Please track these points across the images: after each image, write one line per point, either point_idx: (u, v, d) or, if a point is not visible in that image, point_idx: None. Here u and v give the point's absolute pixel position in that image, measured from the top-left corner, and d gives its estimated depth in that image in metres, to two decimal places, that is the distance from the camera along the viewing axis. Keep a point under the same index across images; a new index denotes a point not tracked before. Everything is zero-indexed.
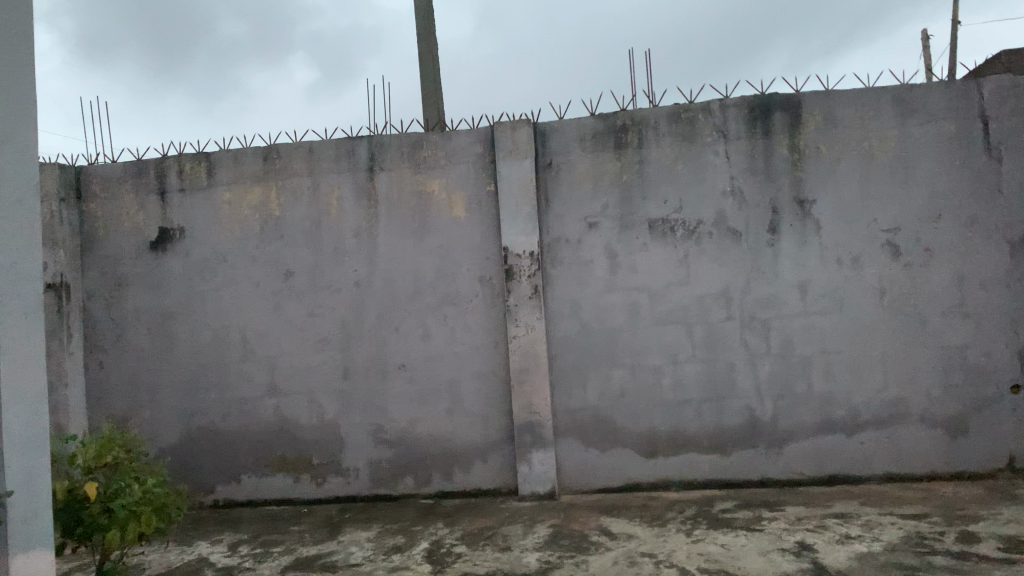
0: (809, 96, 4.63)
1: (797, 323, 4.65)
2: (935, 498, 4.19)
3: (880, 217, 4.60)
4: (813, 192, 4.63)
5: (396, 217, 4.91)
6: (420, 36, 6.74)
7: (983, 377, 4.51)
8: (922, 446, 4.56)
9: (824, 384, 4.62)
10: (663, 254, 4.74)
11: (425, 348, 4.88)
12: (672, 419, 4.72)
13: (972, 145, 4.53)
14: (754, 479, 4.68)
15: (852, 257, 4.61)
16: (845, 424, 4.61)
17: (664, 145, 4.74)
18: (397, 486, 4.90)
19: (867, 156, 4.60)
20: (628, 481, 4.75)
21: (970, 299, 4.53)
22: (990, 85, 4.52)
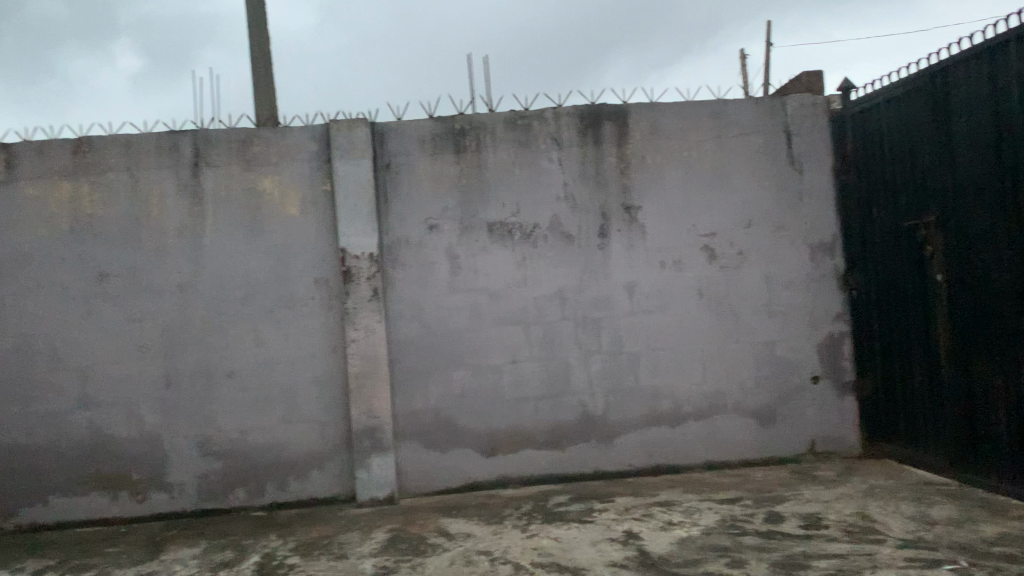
0: (636, 107, 4.88)
1: (627, 322, 4.88)
2: (747, 483, 4.54)
3: (700, 222, 4.92)
4: (641, 198, 4.89)
5: (225, 217, 4.68)
6: (252, 29, 6.47)
7: (789, 370, 4.94)
8: (737, 435, 4.92)
9: (651, 380, 4.89)
10: (501, 256, 4.83)
11: (257, 353, 4.69)
12: (510, 418, 4.82)
13: (778, 158, 4.96)
14: (588, 473, 4.86)
15: (675, 260, 4.91)
16: (670, 416, 4.89)
17: (501, 149, 4.82)
18: (228, 499, 4.68)
19: (688, 165, 4.91)
20: (467, 480, 4.79)
21: (777, 298, 4.95)
22: (792, 103, 4.97)
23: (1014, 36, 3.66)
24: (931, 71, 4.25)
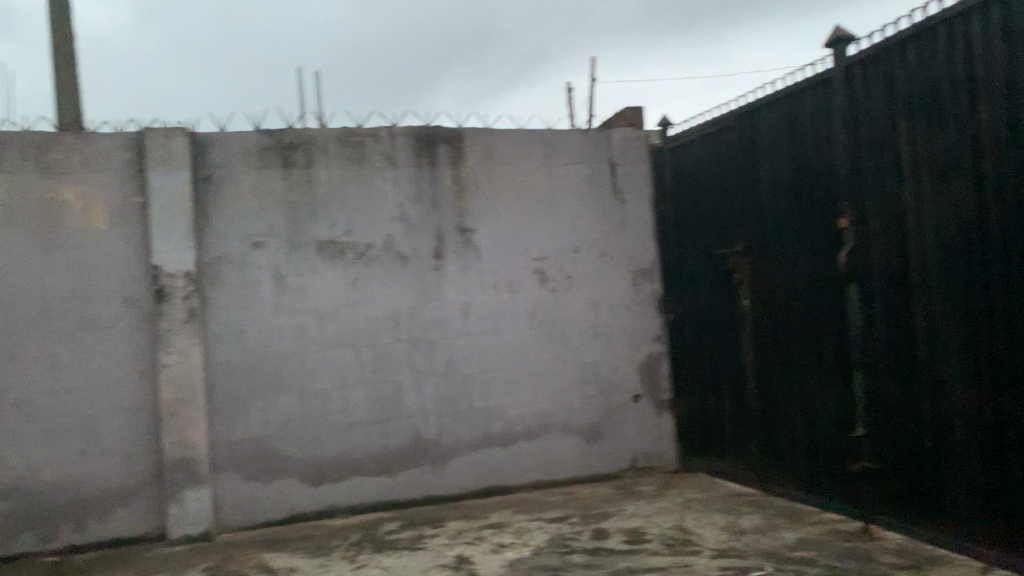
0: (470, 131, 4.93)
1: (459, 344, 4.88)
2: (574, 500, 4.66)
3: (531, 247, 5.03)
4: (474, 221, 4.93)
5: (17, 229, 4.20)
6: (52, 24, 5.90)
7: (613, 389, 5.15)
8: (565, 454, 5.05)
9: (483, 401, 4.91)
10: (331, 276, 4.68)
11: (52, 381, 4.23)
12: (338, 444, 4.65)
13: (603, 187, 5.20)
14: (419, 498, 4.79)
15: (507, 282, 4.98)
16: (501, 438, 4.94)
17: (333, 166, 4.69)
18: (13, 544, 4.16)
19: (520, 190, 5.02)
20: (292, 511, 4.57)
21: (602, 320, 5.15)
22: (616, 136, 5.25)
23: (809, 86, 4.06)
24: (738, 112, 4.62)
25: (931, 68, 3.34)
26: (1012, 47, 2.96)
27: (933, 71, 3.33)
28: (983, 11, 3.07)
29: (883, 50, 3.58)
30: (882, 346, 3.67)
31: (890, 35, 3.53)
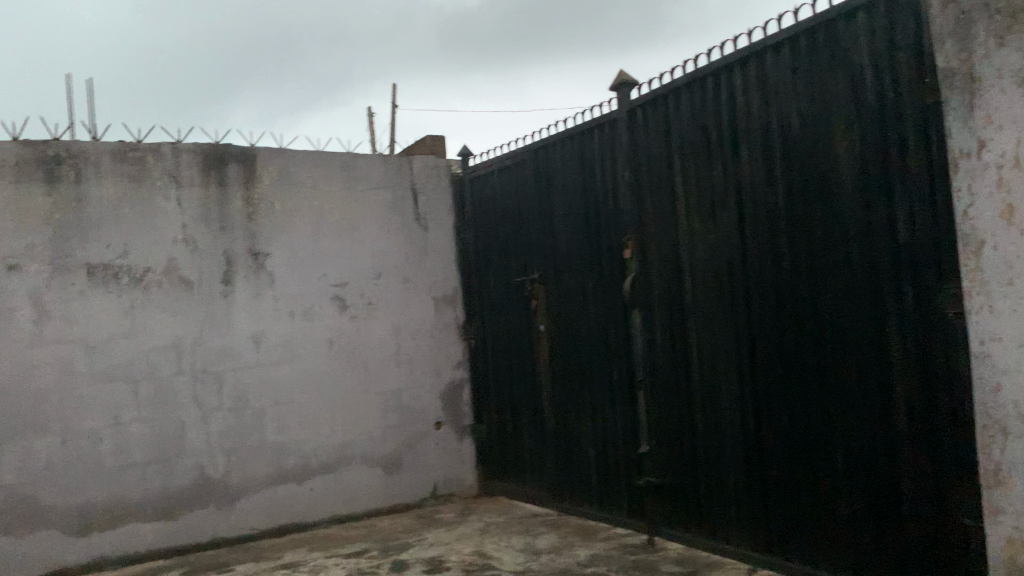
0: (264, 152, 4.73)
1: (251, 375, 4.63)
2: (373, 533, 4.55)
3: (329, 273, 4.90)
4: (268, 246, 4.72)
5: None
6: None
7: (414, 417, 5.11)
8: (365, 486, 4.92)
9: (277, 435, 4.67)
10: (104, 303, 4.26)
11: None
12: (110, 489, 4.21)
13: (404, 213, 5.19)
14: (204, 542, 4.45)
15: (303, 309, 4.80)
16: (296, 472, 4.72)
17: (108, 183, 4.30)
18: None
19: (318, 215, 4.88)
20: (52, 567, 4.05)
21: (403, 348, 5.11)
22: (417, 164, 5.27)
23: (596, 124, 4.32)
24: (533, 146, 4.82)
25: (703, 114, 3.68)
26: (767, 100, 3.35)
27: (703, 117, 3.67)
28: (744, 67, 3.44)
29: (660, 96, 3.90)
30: (664, 367, 3.94)
31: (666, 82, 3.85)
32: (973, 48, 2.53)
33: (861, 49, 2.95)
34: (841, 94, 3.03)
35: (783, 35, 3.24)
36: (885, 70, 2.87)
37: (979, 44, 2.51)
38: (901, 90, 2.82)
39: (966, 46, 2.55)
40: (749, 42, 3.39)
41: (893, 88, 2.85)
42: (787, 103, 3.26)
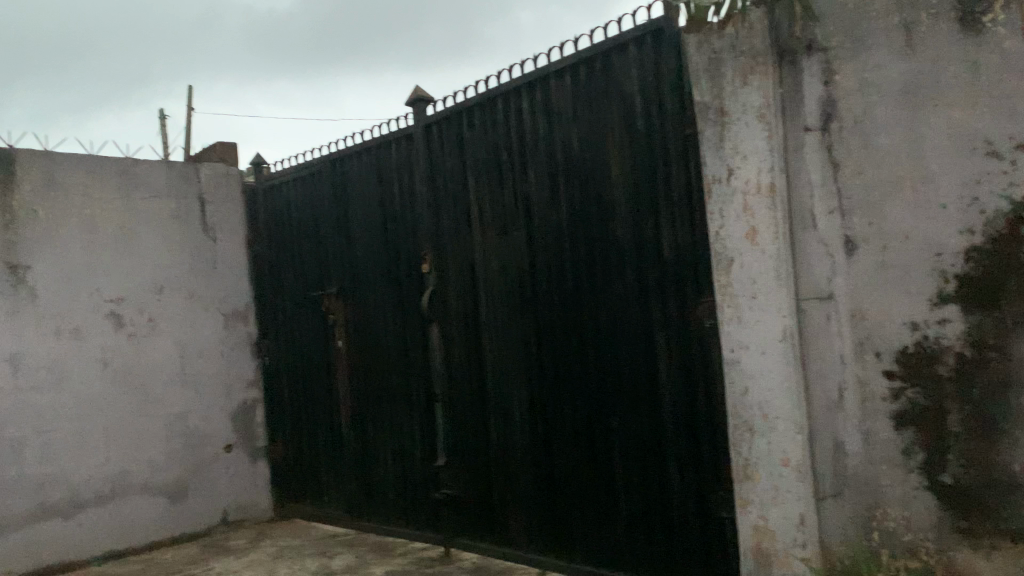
0: (25, 154, 4.29)
1: (8, 401, 4.15)
2: (154, 567, 4.23)
3: (104, 287, 4.52)
4: (30, 257, 4.27)
5: None
6: None
7: (201, 440, 4.82)
8: (145, 517, 4.57)
9: (40, 467, 4.22)
10: None
11: None
12: None
13: (191, 224, 4.91)
14: None
15: (73, 327, 4.39)
16: (63, 506, 4.29)
17: None
18: None
19: (91, 224, 4.49)
20: None
21: (189, 367, 4.81)
22: (205, 172, 5.01)
23: (393, 138, 4.33)
24: (331, 158, 4.73)
25: (494, 132, 3.79)
26: (552, 122, 3.52)
27: (494, 137, 3.79)
28: (531, 89, 3.60)
29: (455, 114, 3.97)
30: (459, 380, 4.00)
31: (459, 100, 3.93)
32: (724, 85, 2.79)
33: (632, 80, 3.18)
34: (616, 121, 3.26)
35: (566, 62, 3.42)
36: (652, 101, 3.12)
37: (729, 81, 2.78)
38: (666, 121, 3.07)
39: (717, 83, 2.80)
40: (536, 66, 3.55)
41: (660, 118, 3.10)
42: (569, 126, 3.44)
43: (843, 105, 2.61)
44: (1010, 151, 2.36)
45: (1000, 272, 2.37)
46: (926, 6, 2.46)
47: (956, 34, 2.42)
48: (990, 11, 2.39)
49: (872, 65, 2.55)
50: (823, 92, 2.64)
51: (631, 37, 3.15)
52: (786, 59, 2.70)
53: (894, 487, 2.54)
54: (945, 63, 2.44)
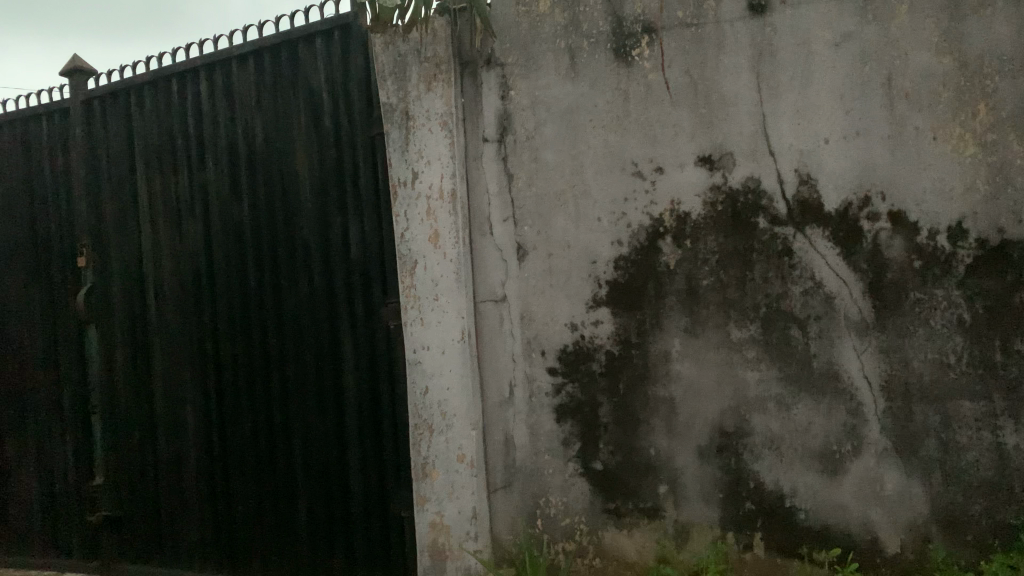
0: None
1: None
2: None
3: None
4: None
5: None
6: None
7: None
8: None
9: None
10: None
11: None
12: None
13: None
14: None
15: None
16: None
17: None
18: None
19: None
20: None
21: None
22: None
23: (45, 112, 3.77)
24: None
25: (167, 115, 3.46)
26: (233, 110, 3.29)
27: (168, 120, 3.46)
28: (211, 73, 3.34)
29: (123, 91, 3.56)
30: (122, 389, 3.59)
31: (127, 77, 3.53)
32: (408, 88, 2.83)
33: (319, 75, 3.09)
34: (301, 114, 3.14)
35: (248, 48, 3.22)
36: (339, 98, 3.06)
37: (414, 85, 2.83)
38: (353, 120, 3.03)
39: (402, 86, 2.84)
40: (216, 48, 3.31)
41: (346, 115, 3.05)
42: (251, 116, 3.25)
43: (516, 119, 2.77)
44: (651, 172, 2.62)
45: (642, 278, 2.64)
46: (587, 35, 2.68)
47: (610, 63, 2.66)
48: (638, 46, 2.63)
49: (541, 85, 2.74)
50: (499, 105, 2.79)
51: (317, 30, 3.06)
52: (466, 70, 2.82)
53: (554, 475, 2.75)
54: (600, 88, 2.67)
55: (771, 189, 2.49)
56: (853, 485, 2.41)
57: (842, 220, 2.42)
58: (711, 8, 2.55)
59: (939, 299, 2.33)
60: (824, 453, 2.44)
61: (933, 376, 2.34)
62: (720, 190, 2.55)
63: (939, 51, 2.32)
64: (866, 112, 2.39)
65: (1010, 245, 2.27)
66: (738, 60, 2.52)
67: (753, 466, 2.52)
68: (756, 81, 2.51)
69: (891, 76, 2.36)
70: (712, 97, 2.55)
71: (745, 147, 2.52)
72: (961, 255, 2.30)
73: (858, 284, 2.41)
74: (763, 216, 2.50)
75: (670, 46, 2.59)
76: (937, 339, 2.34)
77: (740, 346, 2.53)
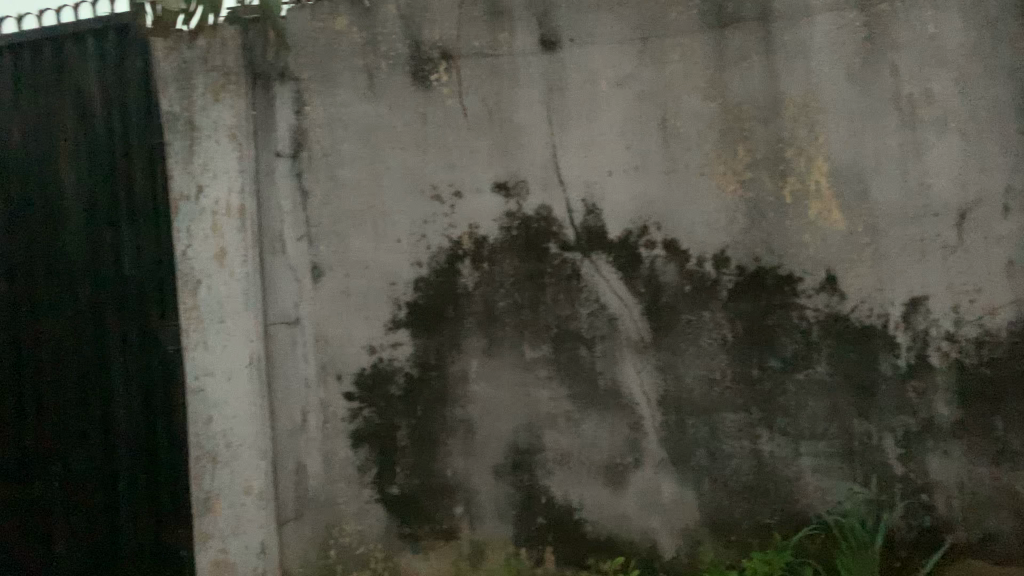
0: None
1: None
2: None
3: None
4: None
5: None
6: None
7: None
8: None
9: None
10: None
11: None
12: None
13: None
14: None
15: None
16: None
17: None
18: None
19: None
20: None
21: None
22: None
23: None
24: None
25: None
26: None
27: None
28: None
29: None
30: None
31: None
32: (193, 97, 2.67)
33: (88, 76, 2.82)
34: (66, 118, 2.84)
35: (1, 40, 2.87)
36: (113, 103, 2.81)
37: (200, 95, 2.68)
38: (129, 127, 2.79)
39: (186, 94, 2.67)
40: None
41: (122, 122, 2.80)
42: (6, 118, 2.89)
43: (311, 136, 2.71)
44: (449, 196, 2.66)
45: (440, 300, 2.65)
46: (385, 57, 2.68)
47: (407, 87, 2.67)
48: (436, 71, 2.66)
49: (338, 103, 2.70)
50: (293, 121, 2.72)
51: (87, 28, 2.78)
52: (259, 83, 2.73)
53: (348, 502, 2.68)
54: (398, 110, 2.68)
55: (561, 217, 2.62)
56: (634, 495, 2.57)
57: (624, 247, 2.58)
58: (505, 40, 2.63)
59: (707, 321, 2.54)
60: (608, 466, 2.58)
61: (702, 391, 2.55)
62: (516, 216, 2.63)
63: (706, 96, 2.54)
64: (644, 148, 2.58)
65: (764, 272, 2.50)
66: (531, 92, 2.63)
67: (544, 481, 2.61)
68: (547, 114, 2.62)
69: (666, 116, 2.56)
70: (507, 125, 2.64)
71: (537, 175, 2.63)
72: (725, 281, 2.53)
73: (638, 307, 2.58)
74: (554, 241, 2.62)
75: (467, 74, 2.65)
76: (706, 357, 2.54)
77: (533, 366, 2.62)
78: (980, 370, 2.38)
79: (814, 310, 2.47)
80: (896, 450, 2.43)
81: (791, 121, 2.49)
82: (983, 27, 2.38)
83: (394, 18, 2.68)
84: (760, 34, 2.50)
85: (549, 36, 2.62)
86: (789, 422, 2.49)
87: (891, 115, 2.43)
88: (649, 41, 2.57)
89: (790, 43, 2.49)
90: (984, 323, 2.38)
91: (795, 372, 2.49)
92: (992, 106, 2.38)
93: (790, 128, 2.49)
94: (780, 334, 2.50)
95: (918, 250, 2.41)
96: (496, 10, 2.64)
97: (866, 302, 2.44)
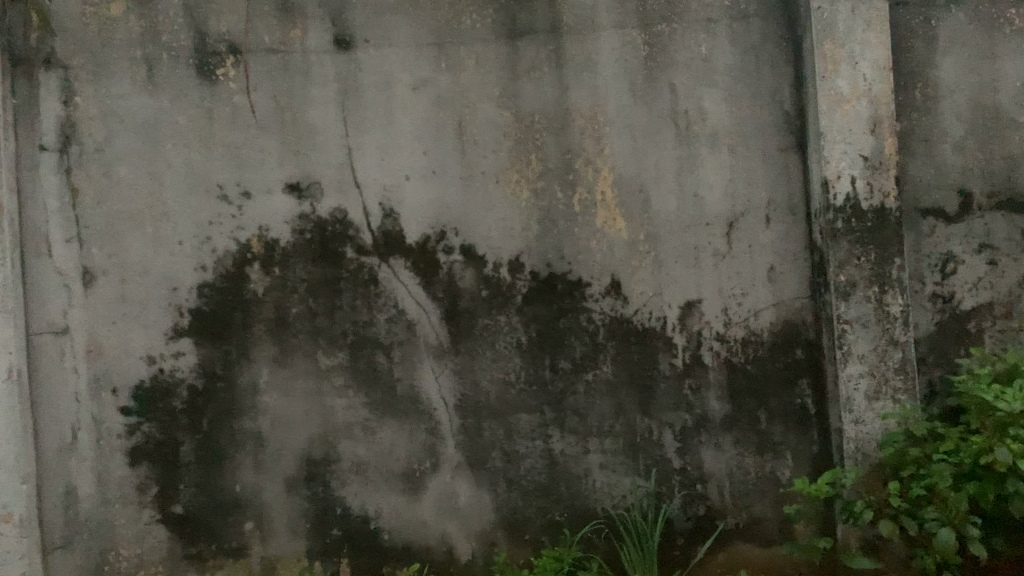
0: None
1: None
2: None
3: None
4: None
5: None
6: None
7: None
8: None
9: None
10: None
11: None
12: None
13: None
14: None
15: None
16: None
17: None
18: None
19: None
20: None
21: None
22: None
23: None
24: None
25: None
26: None
27: None
28: None
29: None
30: None
31: None
32: None
33: None
34: None
35: None
36: None
37: None
38: None
39: None
40: None
41: None
42: None
43: (81, 129, 2.50)
44: (238, 197, 2.53)
45: (227, 306, 2.52)
46: (166, 47, 2.52)
47: (191, 80, 2.52)
48: (222, 66, 2.53)
49: (113, 95, 2.51)
50: (60, 112, 2.49)
51: None
52: (19, 69, 2.48)
53: (125, 525, 2.49)
54: (181, 105, 2.52)
55: (357, 220, 2.57)
56: (430, 501, 2.57)
57: (422, 252, 2.58)
58: (298, 38, 2.55)
59: (502, 325, 2.59)
60: (405, 473, 2.56)
61: (498, 394, 2.59)
62: (309, 219, 2.55)
63: (500, 105, 2.59)
64: (440, 153, 2.58)
65: (556, 278, 2.58)
66: (325, 92, 2.56)
67: (339, 492, 2.55)
68: (342, 115, 2.57)
69: (462, 122, 2.59)
70: (300, 125, 2.55)
71: (332, 177, 2.56)
72: (519, 286, 2.58)
73: (436, 312, 2.58)
74: (350, 245, 2.56)
75: (256, 70, 2.54)
76: (501, 361, 2.59)
77: (328, 373, 2.55)
78: (746, 368, 2.58)
79: (601, 314, 2.58)
80: (674, 445, 2.59)
81: (580, 132, 2.59)
82: (747, 53, 2.59)
83: (176, 7, 2.53)
84: (551, 47, 2.59)
85: (343, 36, 2.56)
86: (579, 421, 2.59)
87: (669, 130, 2.59)
88: (445, 47, 2.58)
89: (578, 58, 2.59)
90: (749, 325, 2.58)
91: (584, 373, 2.59)
92: (756, 125, 2.59)
93: (579, 140, 2.59)
94: (570, 337, 2.59)
95: (693, 256, 2.58)
96: (287, 6, 2.55)
97: (647, 306, 2.58)
